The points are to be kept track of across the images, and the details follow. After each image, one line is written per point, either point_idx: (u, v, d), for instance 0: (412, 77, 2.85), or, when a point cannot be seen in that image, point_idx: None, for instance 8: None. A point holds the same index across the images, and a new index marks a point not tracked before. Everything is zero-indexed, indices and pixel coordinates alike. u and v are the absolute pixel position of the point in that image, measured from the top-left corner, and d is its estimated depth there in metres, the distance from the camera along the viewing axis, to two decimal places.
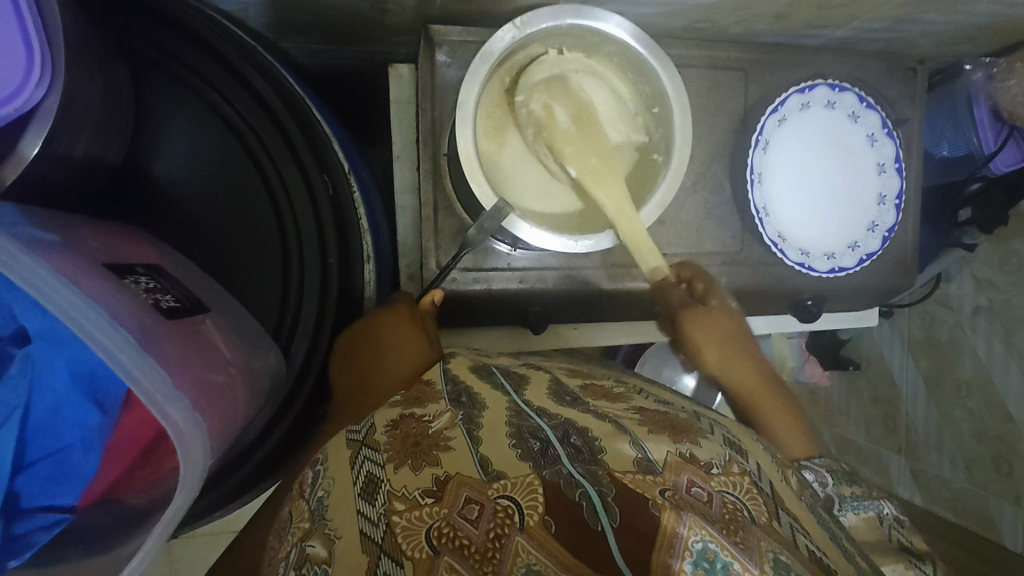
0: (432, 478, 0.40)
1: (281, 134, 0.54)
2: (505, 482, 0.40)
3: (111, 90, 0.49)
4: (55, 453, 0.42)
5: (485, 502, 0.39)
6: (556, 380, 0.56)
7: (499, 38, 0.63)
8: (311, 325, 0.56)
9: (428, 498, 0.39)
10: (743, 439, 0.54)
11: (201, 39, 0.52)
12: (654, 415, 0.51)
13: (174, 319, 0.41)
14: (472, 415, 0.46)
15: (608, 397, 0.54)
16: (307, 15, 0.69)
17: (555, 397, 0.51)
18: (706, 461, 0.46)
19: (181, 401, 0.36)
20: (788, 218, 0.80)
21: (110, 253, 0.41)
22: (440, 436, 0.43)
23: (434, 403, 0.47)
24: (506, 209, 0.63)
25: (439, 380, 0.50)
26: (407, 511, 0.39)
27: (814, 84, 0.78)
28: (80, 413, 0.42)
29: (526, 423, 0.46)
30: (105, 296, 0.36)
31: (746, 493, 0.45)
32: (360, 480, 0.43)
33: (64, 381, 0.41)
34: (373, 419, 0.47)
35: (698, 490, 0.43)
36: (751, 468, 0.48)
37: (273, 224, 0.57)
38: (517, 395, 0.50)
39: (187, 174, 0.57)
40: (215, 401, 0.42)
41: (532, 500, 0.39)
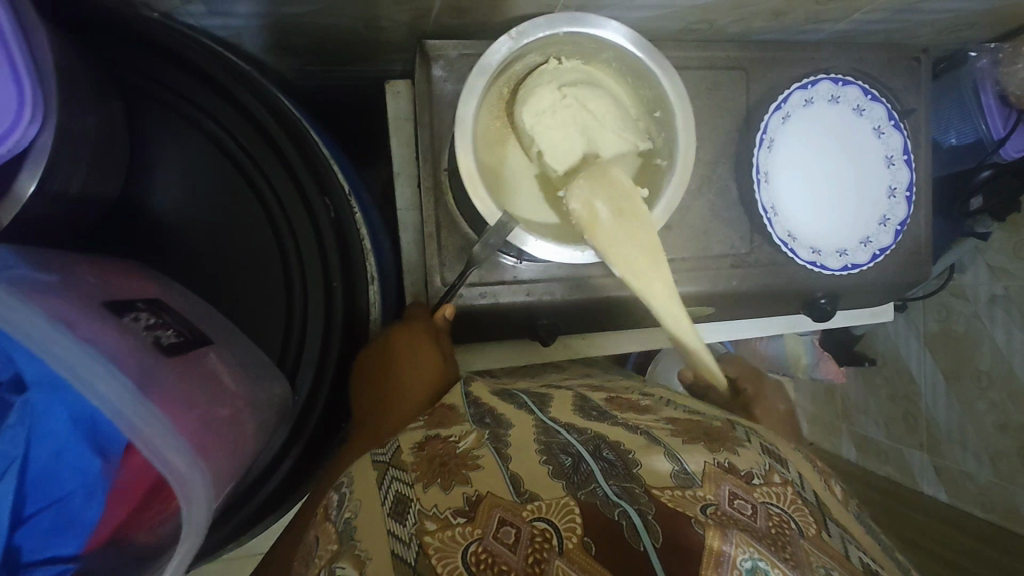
0: (463, 497, 0.40)
1: (280, 160, 0.54)
2: (540, 503, 0.39)
3: (104, 124, 0.48)
4: (56, 501, 0.41)
5: (520, 524, 0.38)
6: (579, 397, 0.56)
7: (495, 50, 0.62)
8: (318, 350, 0.55)
9: (460, 518, 0.39)
10: (782, 447, 0.53)
11: (195, 67, 0.51)
12: (685, 424, 0.50)
13: (176, 355, 0.41)
14: (499, 434, 0.46)
15: (636, 409, 0.54)
16: (299, 36, 0.68)
17: (581, 412, 0.51)
18: (746, 471, 0.45)
19: (182, 446, 0.36)
20: (797, 216, 0.78)
21: (109, 290, 0.41)
22: (468, 455, 0.43)
23: (457, 425, 0.48)
24: (510, 223, 0.62)
25: (462, 403, 0.52)
26: (440, 531, 0.38)
27: (817, 79, 0.77)
28: (82, 459, 0.41)
29: (555, 440, 0.45)
30: (102, 339, 0.36)
31: (793, 505, 0.44)
32: (389, 500, 0.43)
33: (63, 426, 0.40)
34: (399, 441, 0.47)
35: (741, 503, 0.42)
36: (793, 478, 0.47)
37: (274, 249, 0.56)
38: (542, 413, 0.50)
39: (183, 204, 0.56)
40: (217, 439, 0.41)
41: (569, 522, 0.38)
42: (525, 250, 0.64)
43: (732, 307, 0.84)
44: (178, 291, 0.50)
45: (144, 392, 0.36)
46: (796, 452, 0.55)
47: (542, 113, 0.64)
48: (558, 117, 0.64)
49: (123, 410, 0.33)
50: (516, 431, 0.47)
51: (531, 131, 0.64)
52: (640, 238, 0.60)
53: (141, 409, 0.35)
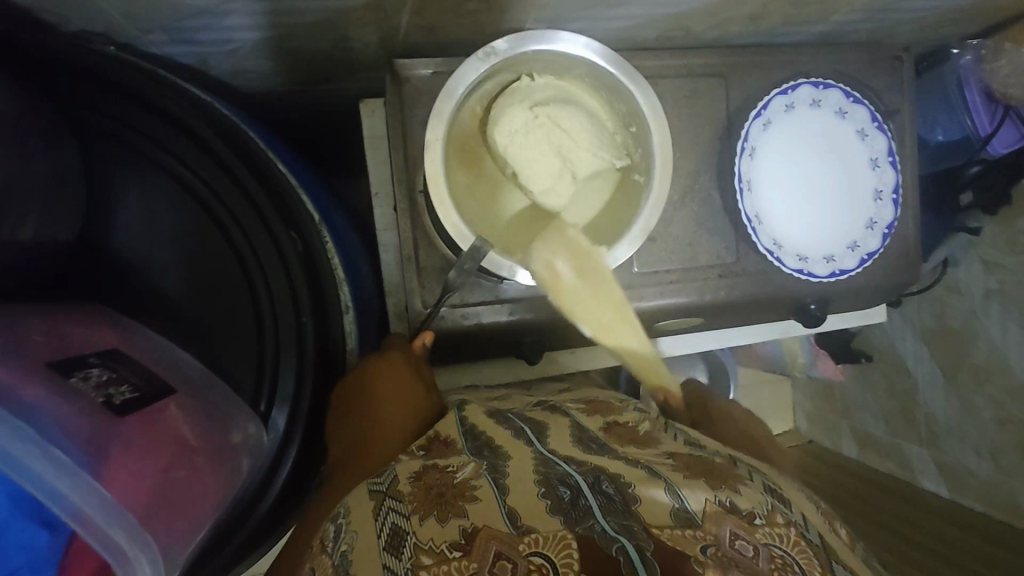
0: (459, 529, 0.39)
1: (243, 193, 0.52)
2: (537, 536, 0.37)
3: (57, 167, 0.47)
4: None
5: (516, 559, 0.36)
6: (576, 424, 0.54)
7: (465, 72, 0.61)
8: (291, 386, 0.54)
9: (456, 552, 0.37)
10: (786, 487, 0.51)
11: (152, 103, 0.50)
12: (686, 460, 0.48)
13: (127, 414, 0.41)
14: (496, 465, 0.44)
15: (636, 441, 0.51)
16: (265, 60, 0.67)
17: (581, 445, 0.49)
18: (749, 511, 0.44)
19: (125, 519, 0.35)
20: (782, 223, 0.77)
21: (58, 350, 0.41)
22: (466, 486, 0.42)
23: (456, 456, 0.46)
24: (484, 247, 0.61)
25: (459, 438, 0.49)
26: (436, 567, 0.37)
27: (797, 84, 0.76)
28: (29, 533, 0.39)
29: (553, 472, 0.43)
30: (41, 409, 0.36)
31: (796, 548, 0.42)
32: (385, 532, 0.41)
33: (2, 504, 0.39)
34: (396, 470, 0.45)
35: (742, 543, 0.41)
36: (797, 520, 0.45)
37: (242, 283, 0.55)
38: (540, 444, 0.48)
39: (147, 242, 0.55)
40: (168, 501, 0.41)
41: (567, 558, 0.36)
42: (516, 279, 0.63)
43: (722, 315, 0.83)
44: (139, 336, 0.49)
45: (85, 467, 0.36)
46: (799, 490, 0.53)
47: (515, 134, 0.63)
48: (531, 138, 0.63)
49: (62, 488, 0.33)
50: (514, 463, 0.45)
51: (505, 153, 0.63)
52: (606, 292, 0.60)
53: (79, 484, 0.34)
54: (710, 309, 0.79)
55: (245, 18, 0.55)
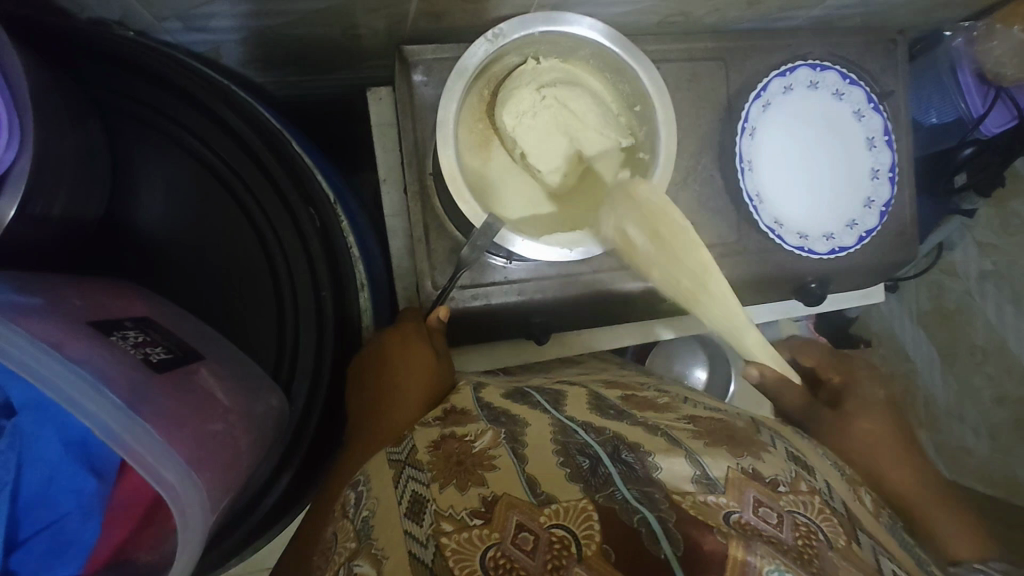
0: (479, 498, 0.40)
1: (262, 171, 0.54)
2: (557, 507, 0.38)
3: (85, 144, 0.48)
4: (52, 524, 0.41)
5: (538, 531, 0.37)
6: (594, 395, 0.55)
7: (473, 53, 0.63)
8: (311, 361, 0.55)
9: (476, 519, 0.38)
10: (809, 454, 0.53)
11: (175, 84, 0.52)
12: (706, 427, 0.50)
13: (165, 371, 0.42)
14: (515, 433, 0.45)
15: (655, 408, 0.53)
16: (278, 48, 0.68)
17: (598, 411, 0.51)
18: (772, 478, 0.45)
19: (174, 460, 0.37)
20: (782, 203, 0.79)
21: (96, 311, 0.42)
22: (485, 455, 0.43)
23: (473, 424, 0.47)
24: (496, 224, 0.62)
25: (475, 407, 0.50)
26: (457, 533, 0.38)
27: (795, 66, 0.78)
28: (78, 479, 0.41)
29: (572, 440, 0.45)
30: (93, 358, 0.38)
31: (820, 515, 0.43)
32: (405, 500, 0.42)
33: (55, 450, 0.41)
34: (414, 440, 0.47)
35: (765, 510, 0.42)
36: (821, 487, 0.47)
37: (262, 261, 0.56)
38: (558, 412, 0.50)
39: (168, 220, 0.56)
40: (214, 451, 0.43)
41: (588, 529, 0.37)
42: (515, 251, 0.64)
43: None
44: (165, 308, 0.51)
45: (135, 408, 0.37)
46: (821, 454, 0.55)
47: (522, 114, 0.65)
48: (539, 118, 0.66)
49: (113, 427, 0.35)
50: (531, 430, 0.46)
51: (513, 133, 0.65)
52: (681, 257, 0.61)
53: (131, 424, 0.36)
54: None
55: (263, 5, 0.57)
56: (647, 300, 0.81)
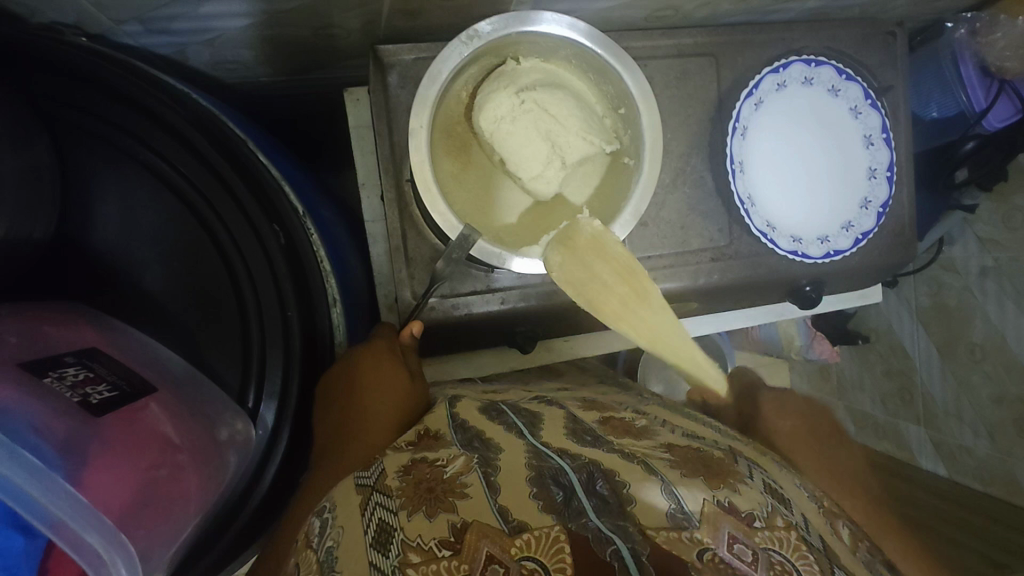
0: (448, 525, 0.38)
1: (223, 185, 0.51)
2: (529, 537, 0.36)
3: (30, 165, 0.46)
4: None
5: (508, 563, 0.35)
6: (571, 417, 0.53)
7: (448, 56, 0.59)
8: (279, 382, 0.53)
9: (446, 551, 0.36)
10: (785, 484, 0.51)
11: (127, 96, 0.49)
12: (683, 454, 0.48)
13: (105, 413, 0.41)
14: (488, 459, 0.44)
15: (631, 433, 0.51)
16: (244, 50, 0.65)
17: (573, 436, 0.48)
18: (747, 513, 0.43)
19: (103, 523, 0.35)
20: (774, 205, 0.76)
21: (30, 350, 0.41)
22: (456, 482, 0.41)
23: (446, 450, 0.45)
24: (473, 236, 0.60)
25: (448, 431, 0.48)
26: (424, 565, 0.36)
27: (789, 62, 0.74)
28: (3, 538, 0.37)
29: (547, 465, 0.43)
30: (14, 410, 0.36)
31: (798, 554, 0.41)
32: (372, 528, 0.40)
33: None
34: (384, 465, 0.45)
35: (741, 547, 0.40)
36: (797, 521, 0.45)
37: (227, 279, 0.54)
38: (532, 437, 0.47)
39: (128, 238, 0.54)
40: (157, 499, 0.41)
41: (560, 561, 0.35)
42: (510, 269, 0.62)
43: (715, 299, 0.82)
44: (121, 334, 0.49)
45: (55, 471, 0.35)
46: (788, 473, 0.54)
47: (501, 120, 0.62)
48: (518, 124, 0.62)
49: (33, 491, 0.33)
50: (506, 456, 0.44)
51: (492, 140, 0.62)
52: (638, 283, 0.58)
53: (53, 485, 0.34)
54: (704, 294, 0.79)
55: (220, 6, 0.54)
56: None
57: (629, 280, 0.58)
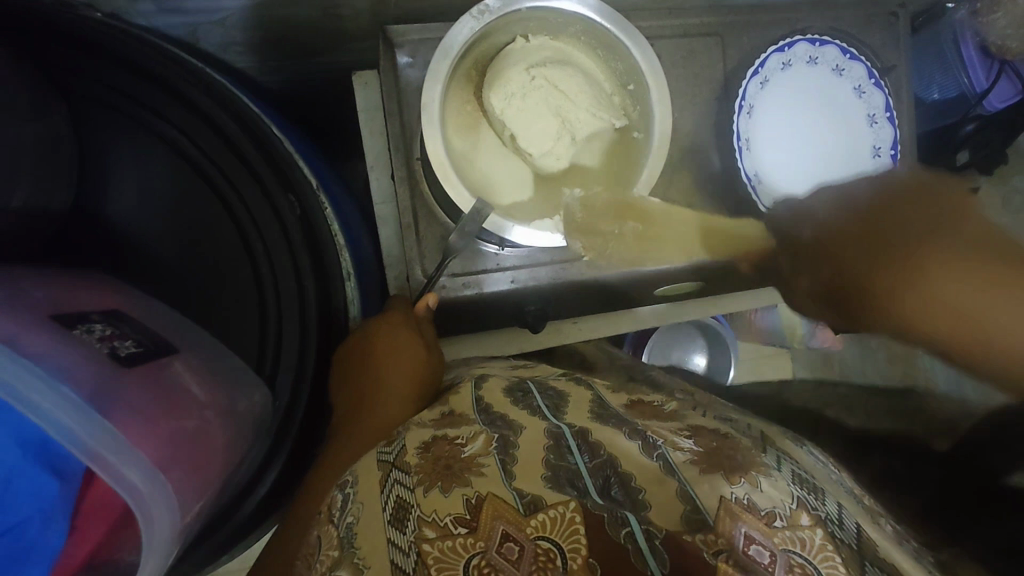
0: (463, 502, 0.37)
1: (238, 156, 0.52)
2: (545, 517, 0.36)
3: (49, 135, 0.46)
4: (5, 532, 0.37)
5: (523, 542, 0.35)
6: (598, 399, 0.53)
7: (459, 31, 0.60)
8: (295, 353, 0.53)
9: (461, 527, 0.36)
10: (820, 477, 0.47)
11: (144, 69, 0.50)
12: (708, 443, 0.45)
13: (133, 367, 0.41)
14: (508, 443, 0.43)
15: (659, 416, 0.50)
16: (255, 29, 0.66)
17: (597, 418, 0.48)
18: (768, 510, 0.39)
19: (141, 462, 0.36)
20: (782, 183, 0.76)
21: (58, 304, 0.41)
22: (474, 461, 0.41)
23: (468, 428, 0.45)
24: (485, 209, 0.60)
25: (471, 410, 0.48)
26: (439, 540, 0.36)
27: (794, 41, 0.75)
28: (38, 482, 0.37)
29: (564, 465, 0.41)
30: (51, 355, 0.35)
31: (821, 557, 0.36)
32: (390, 505, 0.40)
33: (10, 451, 0.37)
34: (405, 441, 0.44)
35: (758, 548, 0.36)
36: (824, 515, 0.40)
37: (242, 252, 0.54)
38: (556, 418, 0.47)
39: (144, 212, 0.54)
40: (187, 451, 0.41)
41: (574, 541, 0.35)
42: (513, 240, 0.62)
43: (722, 280, 0.82)
44: (140, 302, 0.49)
45: (96, 408, 0.35)
46: (808, 452, 0.52)
47: (512, 96, 0.63)
48: (529, 100, 0.63)
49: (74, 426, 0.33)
50: (525, 435, 0.44)
51: (502, 116, 0.63)
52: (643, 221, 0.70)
53: (94, 424, 0.34)
54: (711, 273, 0.79)
55: None
56: (642, 286, 0.79)
57: (630, 214, 0.68)
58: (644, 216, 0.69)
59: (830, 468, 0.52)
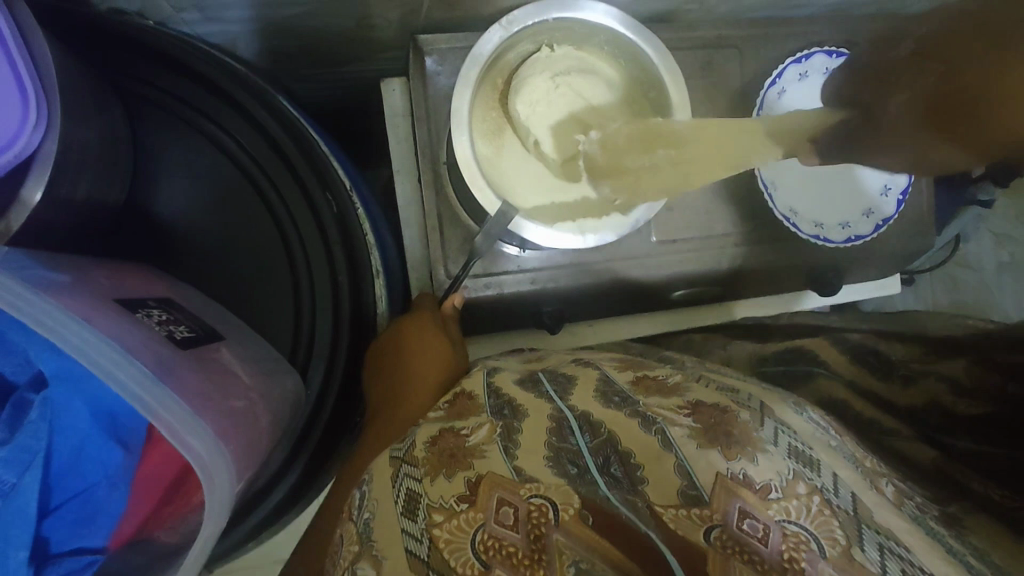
0: (464, 482, 0.40)
1: (278, 155, 0.55)
2: (537, 483, 0.39)
3: (109, 134, 0.50)
4: (81, 493, 0.44)
5: (518, 502, 0.37)
6: (604, 379, 0.50)
7: (487, 40, 0.63)
8: (328, 344, 0.55)
9: (463, 504, 0.39)
10: (816, 443, 0.44)
11: (192, 71, 0.52)
12: (709, 418, 0.43)
13: (188, 348, 0.43)
14: (510, 431, 0.44)
15: (662, 392, 0.47)
16: (293, 39, 0.69)
17: (604, 400, 0.46)
18: (763, 483, 0.38)
19: (204, 434, 0.38)
20: (797, 189, 0.79)
21: (121, 290, 0.44)
22: (477, 448, 0.42)
23: (474, 417, 0.46)
24: (511, 212, 0.62)
25: (482, 394, 0.50)
26: (447, 522, 0.38)
27: (810, 53, 0.78)
28: (107, 451, 0.44)
29: (566, 446, 0.42)
30: (117, 332, 0.38)
31: (818, 522, 0.37)
32: (401, 498, 0.42)
33: (85, 420, 0.43)
34: (415, 436, 0.46)
35: (752, 522, 0.36)
36: (821, 484, 0.39)
37: (279, 247, 0.57)
38: (561, 401, 0.47)
39: (189, 209, 0.57)
40: (241, 428, 0.44)
41: (567, 501, 0.37)
42: (537, 242, 0.64)
43: (738, 285, 0.83)
44: (186, 292, 0.52)
45: (160, 379, 0.38)
46: (805, 416, 0.48)
47: (535, 103, 0.66)
48: (553, 106, 0.66)
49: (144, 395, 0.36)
50: (529, 424, 0.44)
51: (527, 122, 0.66)
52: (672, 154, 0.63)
53: (159, 394, 0.37)
54: (726, 278, 0.81)
55: None
56: (657, 290, 0.81)
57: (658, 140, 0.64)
58: (685, 146, 0.63)
59: (831, 433, 0.48)
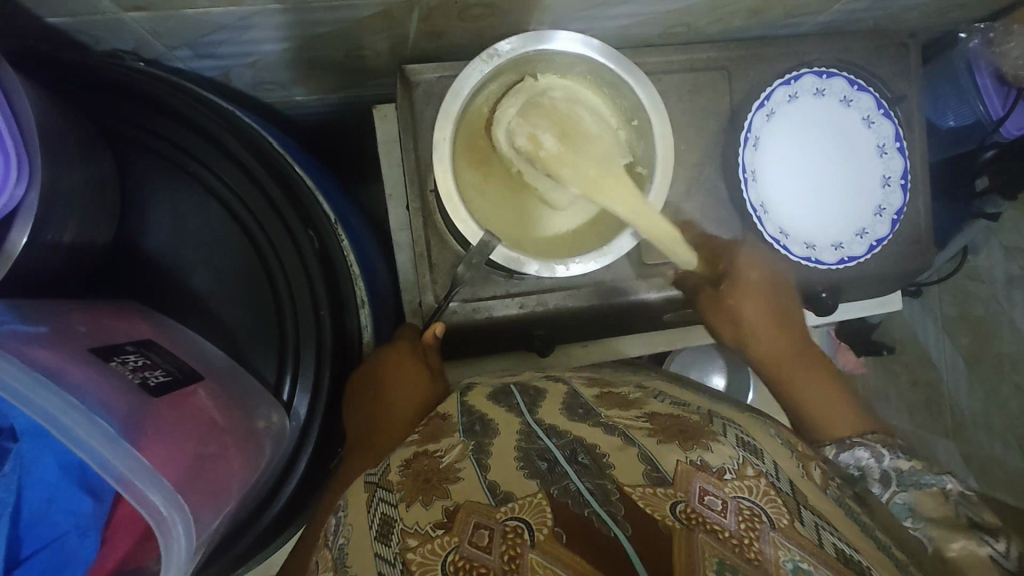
0: (442, 510, 0.38)
1: (260, 191, 0.56)
2: (514, 504, 0.37)
3: (95, 177, 0.51)
4: (52, 542, 0.46)
5: (494, 525, 0.36)
6: (570, 393, 0.52)
7: (468, 75, 0.63)
8: (311, 374, 0.56)
9: (438, 530, 0.37)
10: (756, 434, 0.47)
11: (179, 114, 0.54)
12: (664, 422, 0.44)
13: (160, 393, 0.47)
14: (482, 443, 0.44)
15: (623, 404, 0.48)
16: (282, 73, 0.70)
17: (568, 411, 0.47)
18: (719, 466, 0.40)
19: (164, 484, 0.40)
20: (789, 211, 0.78)
21: (98, 338, 0.47)
22: (451, 469, 0.42)
23: (448, 438, 0.46)
24: (492, 242, 0.64)
25: (454, 411, 0.51)
26: (420, 546, 0.37)
27: (800, 74, 0.76)
28: (76, 501, 0.46)
29: (535, 446, 0.42)
30: (86, 389, 0.41)
31: (766, 499, 0.38)
32: (375, 523, 0.42)
33: (54, 473, 0.46)
34: (389, 460, 0.47)
35: (711, 499, 0.37)
36: (767, 469, 0.42)
37: (265, 279, 0.59)
38: (529, 416, 0.47)
39: (175, 244, 0.59)
40: (205, 468, 0.48)
41: (541, 517, 0.36)
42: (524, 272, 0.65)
43: None
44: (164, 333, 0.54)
45: (122, 435, 0.41)
46: (760, 424, 0.50)
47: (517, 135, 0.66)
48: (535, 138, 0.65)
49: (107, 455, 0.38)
50: (501, 438, 0.44)
51: (510, 153, 0.66)
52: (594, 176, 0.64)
53: (116, 448, 0.39)
54: None
55: (265, 33, 0.59)
56: (648, 312, 0.81)
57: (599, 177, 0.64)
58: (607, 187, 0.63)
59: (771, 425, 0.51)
